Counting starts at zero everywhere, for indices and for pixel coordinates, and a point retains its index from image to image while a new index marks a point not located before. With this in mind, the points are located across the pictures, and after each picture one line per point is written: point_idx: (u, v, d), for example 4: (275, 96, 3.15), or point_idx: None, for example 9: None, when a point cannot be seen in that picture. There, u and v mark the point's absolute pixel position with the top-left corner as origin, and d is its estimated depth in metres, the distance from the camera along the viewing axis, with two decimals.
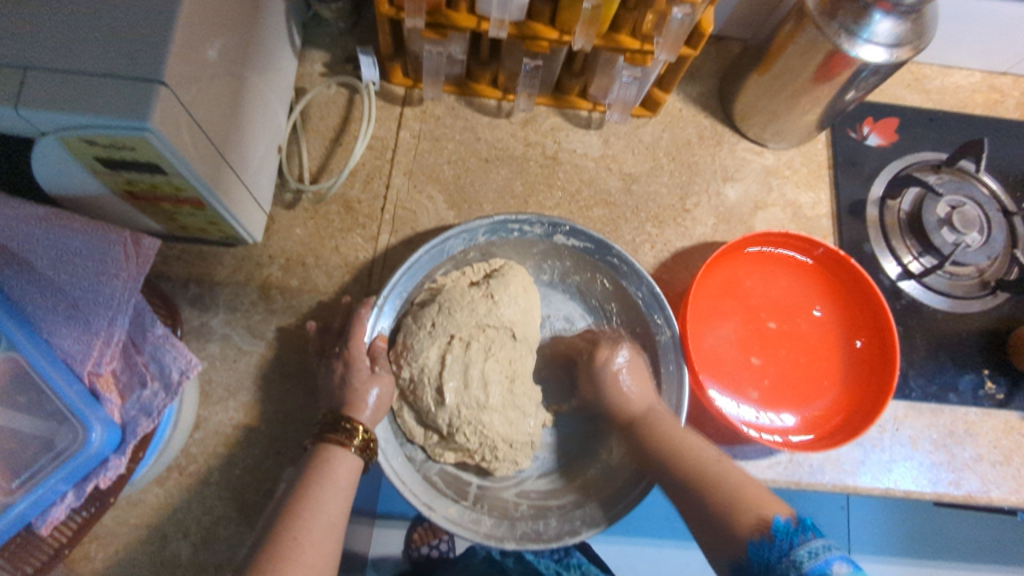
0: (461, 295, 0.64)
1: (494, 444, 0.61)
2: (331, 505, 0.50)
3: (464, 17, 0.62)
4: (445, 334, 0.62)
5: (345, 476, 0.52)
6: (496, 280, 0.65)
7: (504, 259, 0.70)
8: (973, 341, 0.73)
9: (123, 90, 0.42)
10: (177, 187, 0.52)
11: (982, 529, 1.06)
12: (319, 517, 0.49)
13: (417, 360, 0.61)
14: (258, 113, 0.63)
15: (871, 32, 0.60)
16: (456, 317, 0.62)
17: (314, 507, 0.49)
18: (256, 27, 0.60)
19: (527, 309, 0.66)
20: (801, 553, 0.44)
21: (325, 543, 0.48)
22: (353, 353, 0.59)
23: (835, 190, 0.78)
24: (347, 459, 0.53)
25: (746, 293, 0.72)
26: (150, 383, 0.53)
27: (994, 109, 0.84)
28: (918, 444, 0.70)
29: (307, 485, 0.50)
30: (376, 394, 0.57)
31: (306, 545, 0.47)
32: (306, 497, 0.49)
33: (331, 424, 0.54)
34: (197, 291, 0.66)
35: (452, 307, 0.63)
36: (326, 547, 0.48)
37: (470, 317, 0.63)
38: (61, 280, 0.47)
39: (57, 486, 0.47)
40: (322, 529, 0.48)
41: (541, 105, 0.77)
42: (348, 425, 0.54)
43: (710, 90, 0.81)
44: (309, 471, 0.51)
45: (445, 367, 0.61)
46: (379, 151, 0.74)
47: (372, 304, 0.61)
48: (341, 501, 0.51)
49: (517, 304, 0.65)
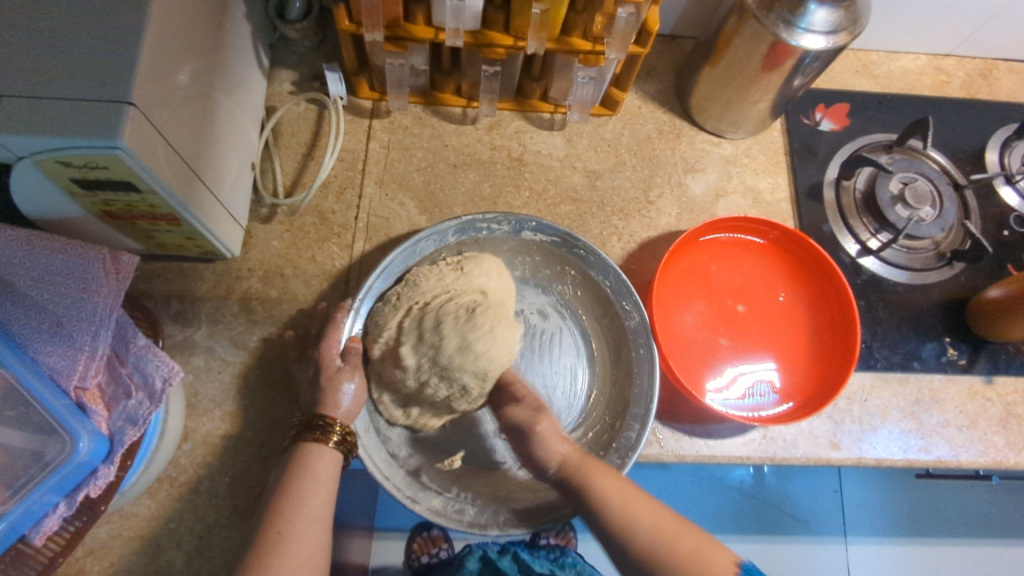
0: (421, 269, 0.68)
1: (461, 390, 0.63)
2: (313, 498, 0.51)
3: (422, 29, 0.65)
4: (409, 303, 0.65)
5: (325, 468, 0.54)
6: (467, 257, 0.69)
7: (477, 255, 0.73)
8: (933, 310, 0.76)
9: (94, 112, 0.45)
10: (152, 205, 0.54)
11: (952, 501, 1.12)
12: (302, 511, 0.50)
13: (382, 332, 0.65)
14: (230, 132, 0.65)
15: (808, 21, 0.63)
16: (416, 284, 0.66)
17: (297, 503, 0.50)
18: (222, 49, 0.63)
19: (501, 283, 0.69)
20: None
21: (311, 535, 0.49)
22: (323, 353, 0.61)
23: (793, 175, 0.81)
24: (326, 454, 0.55)
25: (712, 278, 0.75)
26: (135, 393, 0.54)
27: (941, 90, 0.87)
28: (887, 414, 0.72)
29: (289, 480, 0.52)
30: (349, 390, 0.59)
31: (290, 538, 0.48)
32: (289, 492, 0.51)
33: (307, 424, 0.56)
34: (179, 307, 0.68)
35: (412, 279, 0.66)
36: (314, 539, 0.49)
37: (431, 282, 0.66)
38: (44, 299, 0.50)
39: (47, 497, 0.48)
40: (305, 520, 0.50)
41: (504, 110, 0.80)
42: (322, 424, 0.56)
43: (667, 87, 0.84)
44: (291, 467, 0.53)
45: (406, 332, 0.64)
46: (349, 163, 0.76)
47: (348, 307, 0.64)
48: (326, 493, 0.53)
49: (489, 276, 0.68)
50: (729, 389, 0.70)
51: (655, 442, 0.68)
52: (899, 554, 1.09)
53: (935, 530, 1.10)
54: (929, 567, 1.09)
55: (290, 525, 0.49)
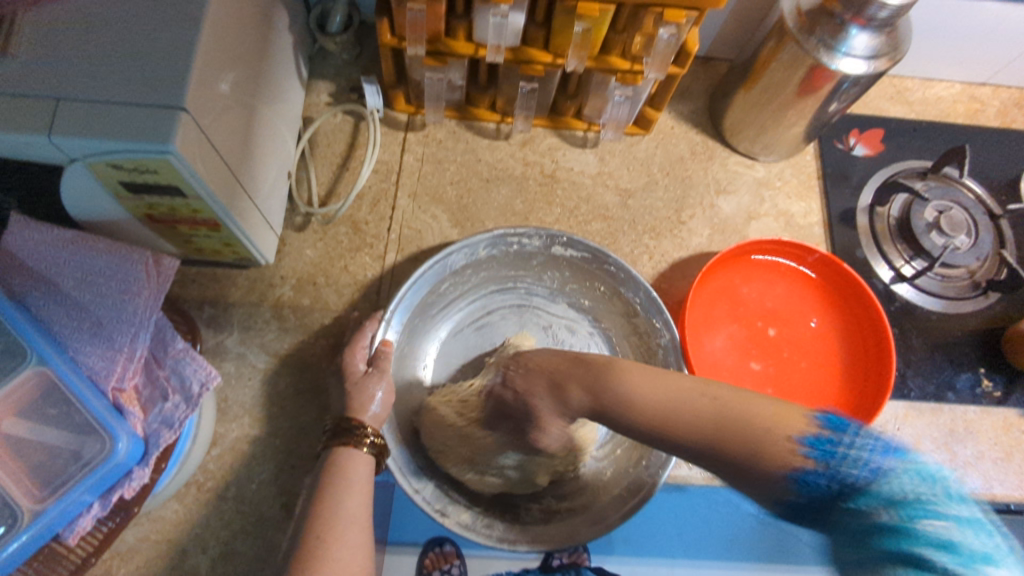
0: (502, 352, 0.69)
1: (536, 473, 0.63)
2: (352, 503, 0.50)
3: (462, 44, 0.66)
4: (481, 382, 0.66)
5: (360, 471, 0.53)
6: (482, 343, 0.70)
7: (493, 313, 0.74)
8: (967, 340, 0.75)
9: (148, 117, 0.45)
10: (195, 210, 0.55)
11: None
12: (342, 513, 0.49)
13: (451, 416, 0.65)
14: (268, 141, 0.66)
15: (848, 46, 0.63)
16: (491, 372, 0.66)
17: (335, 506, 0.50)
18: (266, 59, 0.64)
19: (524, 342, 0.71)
20: (844, 466, 0.36)
21: (354, 535, 0.48)
22: (348, 359, 0.62)
23: (825, 199, 0.81)
24: (358, 458, 0.54)
25: (743, 300, 0.74)
26: (172, 396, 0.55)
27: (975, 118, 0.87)
28: (920, 444, 0.71)
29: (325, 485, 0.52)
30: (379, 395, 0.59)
31: (333, 542, 0.47)
32: (326, 497, 0.50)
33: (340, 430, 0.56)
34: (212, 312, 0.69)
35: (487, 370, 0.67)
36: (356, 541, 0.48)
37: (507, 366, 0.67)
38: (86, 299, 0.52)
39: (83, 497, 0.49)
40: (347, 520, 0.49)
41: (538, 127, 0.81)
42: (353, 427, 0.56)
43: (700, 108, 0.84)
44: (330, 472, 0.53)
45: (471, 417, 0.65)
46: (384, 175, 0.77)
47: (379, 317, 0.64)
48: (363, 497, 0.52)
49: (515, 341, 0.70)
50: None
51: None
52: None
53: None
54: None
55: (331, 528, 0.48)
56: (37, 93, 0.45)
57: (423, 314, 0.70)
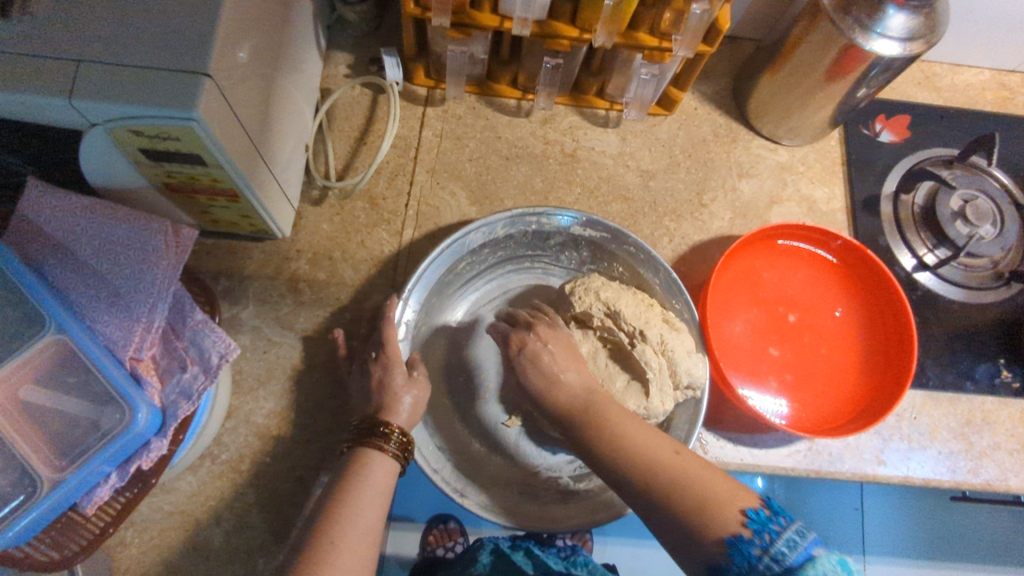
0: (587, 282, 0.65)
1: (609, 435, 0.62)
2: (368, 513, 0.49)
3: (488, 17, 0.64)
4: (597, 309, 0.62)
5: (382, 479, 0.53)
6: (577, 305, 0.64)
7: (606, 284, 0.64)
8: (988, 331, 0.74)
9: (171, 81, 0.44)
10: (214, 179, 0.54)
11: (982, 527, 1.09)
12: (356, 523, 0.48)
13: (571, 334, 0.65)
14: (287, 112, 0.65)
15: (884, 26, 0.61)
16: (610, 305, 0.62)
17: (352, 508, 0.49)
18: (287, 28, 0.62)
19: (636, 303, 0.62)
20: (779, 547, 0.40)
21: (363, 547, 0.47)
22: (390, 358, 0.61)
23: (849, 185, 0.79)
24: (384, 463, 0.54)
25: (764, 286, 0.74)
26: (190, 367, 0.54)
27: (1004, 106, 0.85)
28: (936, 434, 0.70)
29: (347, 483, 0.52)
30: (410, 400, 0.59)
31: (342, 549, 0.46)
32: (345, 497, 0.50)
33: (368, 431, 0.56)
34: (227, 285, 0.68)
35: (617, 299, 0.62)
36: (363, 551, 0.47)
37: (626, 296, 0.63)
38: (103, 268, 0.51)
39: (102, 467, 0.48)
40: (359, 531, 0.48)
41: (560, 104, 0.79)
42: (382, 430, 0.56)
43: (724, 89, 0.82)
44: (355, 471, 0.53)
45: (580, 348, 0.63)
46: (402, 149, 0.75)
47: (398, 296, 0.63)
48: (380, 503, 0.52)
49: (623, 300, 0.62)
50: (779, 397, 0.69)
51: (700, 448, 0.67)
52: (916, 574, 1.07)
53: (954, 555, 1.08)
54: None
55: (344, 527, 0.47)
56: (57, 55, 0.44)
57: (440, 294, 0.69)
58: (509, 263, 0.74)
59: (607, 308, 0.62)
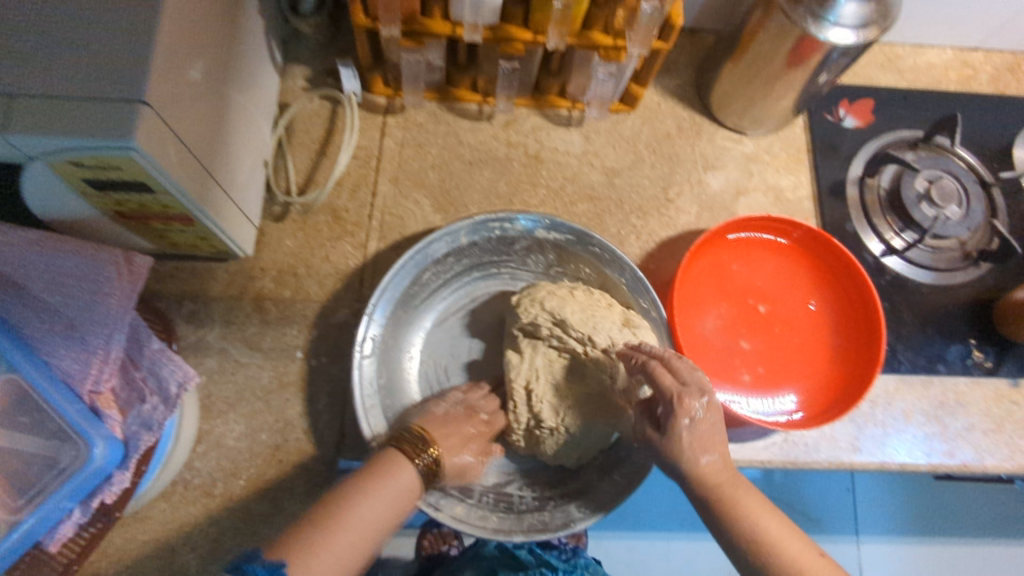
0: (534, 293, 0.66)
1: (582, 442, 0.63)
2: (369, 517, 0.50)
3: (439, 23, 0.63)
4: (544, 320, 0.63)
5: (401, 486, 0.54)
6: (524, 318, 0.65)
7: (548, 290, 0.65)
8: (958, 311, 0.74)
9: (107, 110, 0.43)
10: (165, 205, 0.53)
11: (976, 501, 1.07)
12: (355, 525, 0.49)
13: (523, 346, 0.65)
14: (242, 130, 0.64)
15: (837, 15, 0.61)
16: (556, 313, 0.63)
17: (355, 516, 0.50)
18: (236, 45, 0.62)
19: (584, 309, 0.64)
20: None
21: (348, 553, 0.48)
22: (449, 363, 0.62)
23: (815, 172, 0.79)
24: (408, 471, 0.55)
25: (733, 279, 0.73)
26: (149, 398, 0.54)
27: (968, 85, 0.85)
28: (911, 418, 0.71)
29: (366, 480, 0.53)
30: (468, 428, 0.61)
31: (327, 549, 0.47)
32: (359, 498, 0.51)
33: (413, 438, 0.58)
34: (192, 307, 0.67)
35: (563, 308, 0.63)
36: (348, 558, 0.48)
37: (570, 302, 0.64)
38: (56, 301, 0.49)
39: (64, 503, 0.47)
40: (349, 534, 0.49)
41: (521, 106, 0.79)
42: (421, 446, 0.57)
43: (687, 82, 0.82)
44: (376, 472, 0.54)
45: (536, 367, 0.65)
46: (364, 160, 0.75)
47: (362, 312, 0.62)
48: (386, 509, 0.52)
49: (571, 308, 0.64)
50: (749, 391, 0.69)
51: None
52: (913, 553, 1.04)
53: (951, 530, 1.06)
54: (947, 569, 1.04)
55: (339, 528, 0.48)
56: None
57: (406, 306, 0.69)
58: (476, 270, 0.74)
59: (553, 318, 0.63)
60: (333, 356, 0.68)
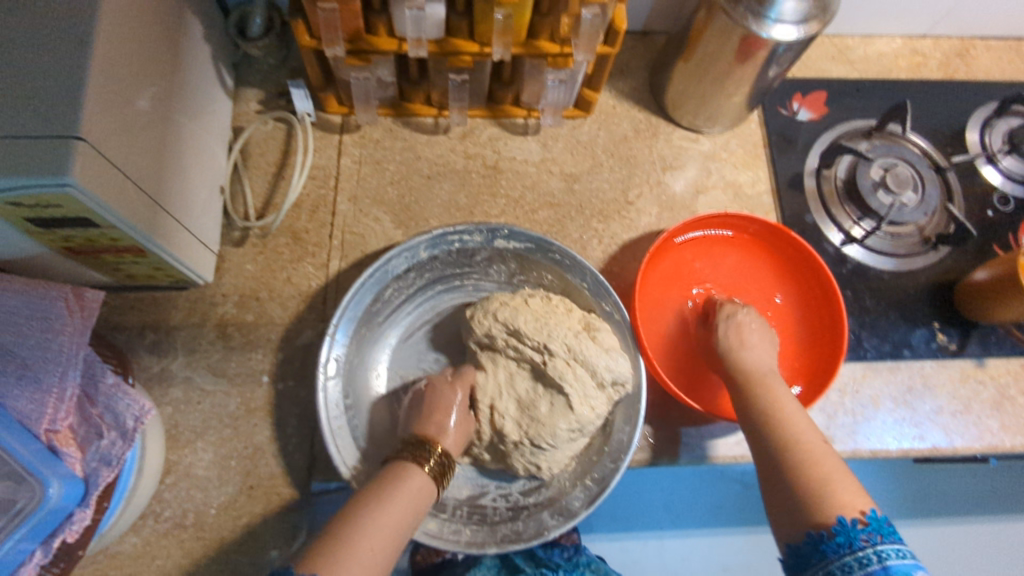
0: (488, 304, 0.67)
1: (551, 455, 0.63)
2: (392, 515, 0.50)
3: (385, 41, 0.64)
4: (498, 331, 0.64)
5: (419, 494, 0.53)
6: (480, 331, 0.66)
7: (501, 299, 0.66)
8: (920, 295, 0.75)
9: (41, 149, 0.43)
10: (114, 239, 0.53)
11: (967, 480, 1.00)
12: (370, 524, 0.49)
13: (482, 360, 0.66)
14: (195, 158, 0.64)
15: (777, 12, 0.62)
16: (509, 323, 0.64)
17: (375, 521, 0.49)
18: (180, 74, 0.61)
19: (538, 317, 0.64)
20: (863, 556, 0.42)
21: (375, 556, 0.47)
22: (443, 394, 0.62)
23: (772, 166, 0.80)
24: (419, 478, 0.54)
25: (696, 276, 0.74)
26: (107, 433, 0.53)
27: (917, 72, 0.87)
28: (880, 404, 0.71)
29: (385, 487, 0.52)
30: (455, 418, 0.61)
31: (359, 550, 0.46)
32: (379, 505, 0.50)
33: (417, 444, 0.57)
34: (154, 338, 0.67)
35: (515, 319, 0.64)
36: (371, 557, 0.47)
37: (524, 310, 0.65)
38: (8, 341, 0.49)
39: (22, 545, 0.47)
40: (374, 531, 0.48)
41: (477, 117, 0.79)
42: (427, 450, 0.57)
43: (641, 84, 0.83)
44: (387, 480, 0.53)
45: (496, 380, 0.65)
46: (322, 180, 0.75)
47: (324, 333, 0.62)
48: (400, 512, 0.51)
49: (525, 317, 0.64)
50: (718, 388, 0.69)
51: (646, 446, 0.67)
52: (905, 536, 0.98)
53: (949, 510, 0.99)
54: (948, 552, 0.98)
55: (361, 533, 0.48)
56: None
57: (369, 323, 0.69)
58: (438, 283, 0.74)
59: (508, 328, 0.64)
60: (300, 379, 0.67)
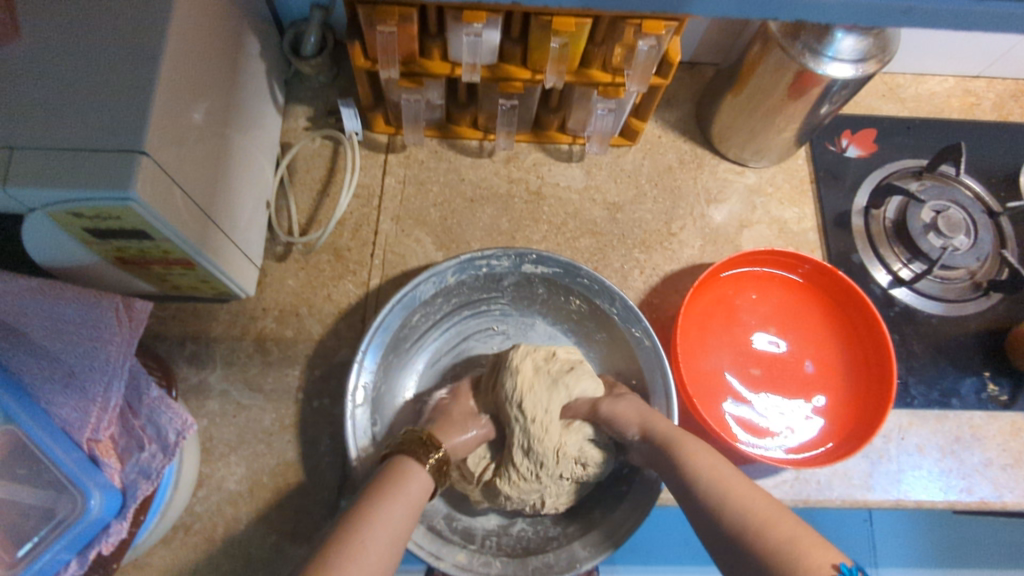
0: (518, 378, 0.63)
1: (549, 492, 0.62)
2: (401, 512, 0.50)
3: (438, 64, 0.64)
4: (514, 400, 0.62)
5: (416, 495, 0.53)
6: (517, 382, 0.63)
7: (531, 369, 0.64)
8: (972, 343, 0.73)
9: (107, 162, 0.44)
10: (165, 251, 0.53)
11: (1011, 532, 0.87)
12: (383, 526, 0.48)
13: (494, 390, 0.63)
14: (244, 173, 0.65)
15: (835, 50, 0.61)
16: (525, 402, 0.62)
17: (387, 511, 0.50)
18: (236, 91, 0.62)
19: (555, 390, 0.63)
20: None
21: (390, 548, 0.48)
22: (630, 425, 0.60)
23: (819, 204, 0.79)
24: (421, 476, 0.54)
25: (738, 311, 0.73)
26: (148, 445, 0.53)
27: (971, 113, 0.85)
28: (925, 452, 0.69)
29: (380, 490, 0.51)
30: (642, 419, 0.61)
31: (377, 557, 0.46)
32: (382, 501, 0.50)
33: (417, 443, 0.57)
34: (194, 349, 0.67)
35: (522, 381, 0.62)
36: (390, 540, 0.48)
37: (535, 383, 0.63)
38: (55, 349, 0.49)
39: (60, 555, 0.48)
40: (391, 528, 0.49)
41: (522, 142, 0.79)
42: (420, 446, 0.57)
43: (688, 114, 0.82)
44: (392, 475, 0.53)
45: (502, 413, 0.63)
46: (365, 199, 0.75)
47: (352, 359, 0.62)
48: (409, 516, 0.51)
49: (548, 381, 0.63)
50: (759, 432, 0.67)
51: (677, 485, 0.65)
52: None
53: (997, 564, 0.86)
54: None
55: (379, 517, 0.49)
56: None
57: (397, 350, 0.69)
58: (465, 308, 0.73)
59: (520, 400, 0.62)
60: (335, 397, 0.67)
